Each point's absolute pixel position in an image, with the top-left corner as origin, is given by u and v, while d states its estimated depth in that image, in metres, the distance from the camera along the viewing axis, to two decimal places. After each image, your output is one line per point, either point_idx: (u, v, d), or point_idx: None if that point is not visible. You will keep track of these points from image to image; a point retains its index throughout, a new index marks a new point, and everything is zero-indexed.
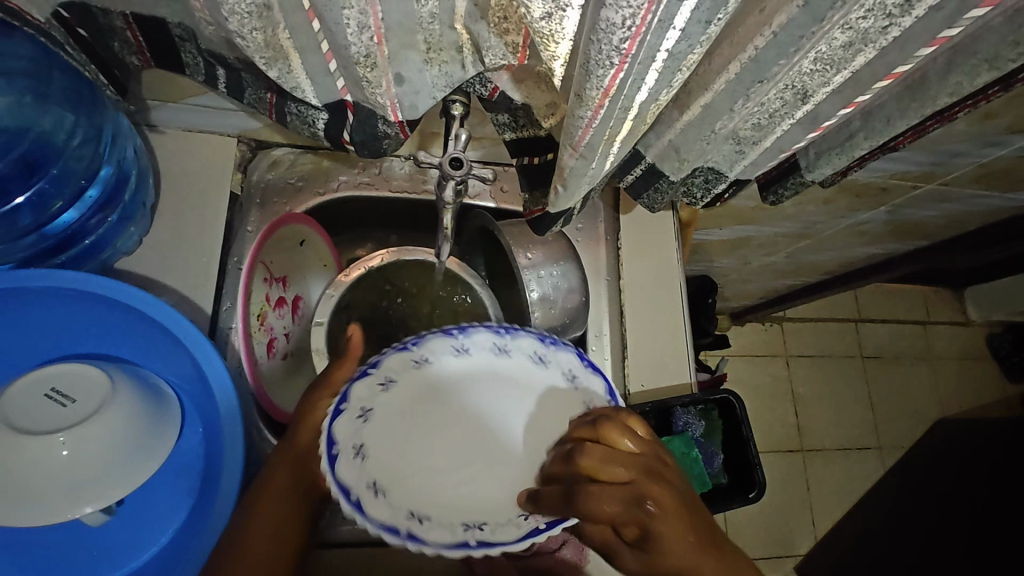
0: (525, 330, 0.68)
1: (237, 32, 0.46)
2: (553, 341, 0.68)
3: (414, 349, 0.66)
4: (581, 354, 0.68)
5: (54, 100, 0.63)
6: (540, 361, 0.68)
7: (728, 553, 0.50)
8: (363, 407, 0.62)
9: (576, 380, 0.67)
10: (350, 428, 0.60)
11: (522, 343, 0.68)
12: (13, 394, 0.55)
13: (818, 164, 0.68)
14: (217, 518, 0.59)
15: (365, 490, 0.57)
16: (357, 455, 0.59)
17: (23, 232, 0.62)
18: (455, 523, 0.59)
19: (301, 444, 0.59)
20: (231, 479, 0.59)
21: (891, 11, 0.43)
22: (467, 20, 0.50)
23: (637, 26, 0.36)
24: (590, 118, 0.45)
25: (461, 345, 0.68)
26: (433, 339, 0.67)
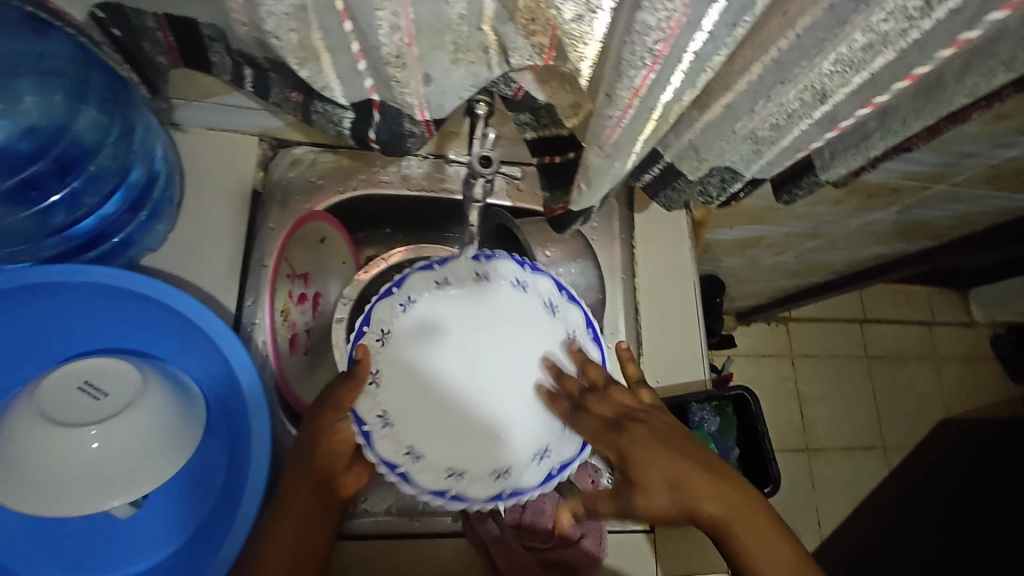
0: (453, 256, 0.72)
1: (273, 32, 0.48)
2: (486, 257, 0.71)
3: (371, 328, 0.68)
4: (518, 259, 0.72)
5: (89, 101, 0.65)
6: (484, 277, 0.73)
7: (716, 464, 0.59)
8: (380, 411, 0.66)
9: (525, 283, 0.73)
10: (390, 443, 0.65)
11: (461, 268, 0.72)
12: (50, 387, 0.57)
13: (834, 163, 0.68)
14: (242, 518, 0.57)
15: (447, 481, 0.64)
16: (410, 457, 0.65)
17: (59, 229, 0.66)
18: (523, 454, 0.67)
19: (326, 443, 0.60)
20: (259, 478, 0.58)
21: (912, 14, 0.44)
22: (496, 22, 0.51)
23: (671, 28, 0.38)
24: (619, 117, 0.47)
25: (406, 299, 0.71)
26: (378, 308, 0.69)
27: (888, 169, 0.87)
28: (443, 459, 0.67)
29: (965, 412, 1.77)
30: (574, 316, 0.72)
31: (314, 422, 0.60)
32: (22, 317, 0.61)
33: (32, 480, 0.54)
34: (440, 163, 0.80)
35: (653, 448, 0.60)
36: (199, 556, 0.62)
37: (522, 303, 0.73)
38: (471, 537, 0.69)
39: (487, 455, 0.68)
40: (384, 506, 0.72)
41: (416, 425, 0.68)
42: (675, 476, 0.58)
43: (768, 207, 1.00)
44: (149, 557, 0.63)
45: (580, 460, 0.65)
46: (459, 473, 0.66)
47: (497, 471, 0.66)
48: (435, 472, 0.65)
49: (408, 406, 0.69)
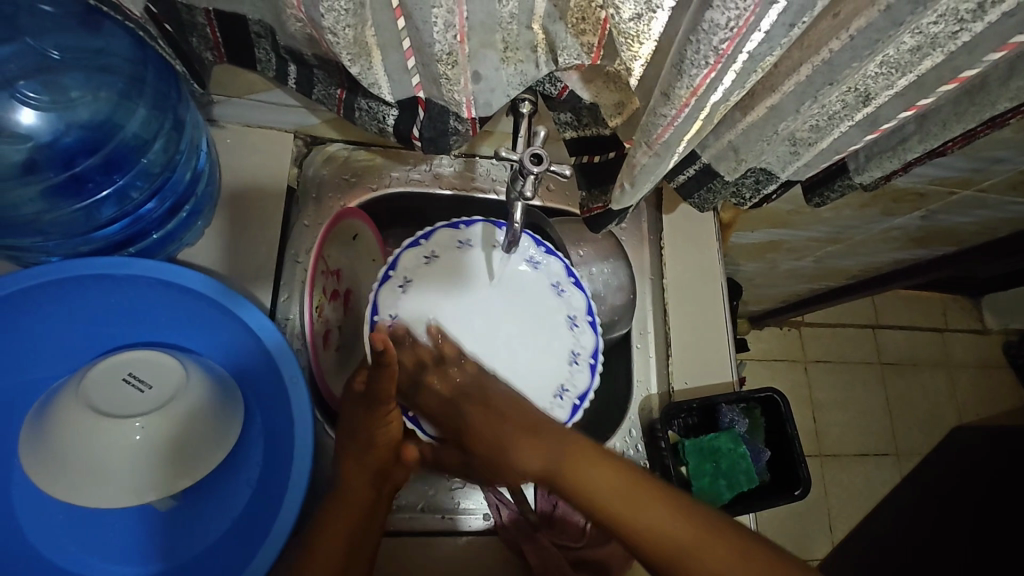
0: (433, 228, 0.74)
1: (330, 28, 0.47)
2: (466, 223, 0.74)
3: (380, 317, 0.70)
4: (497, 223, 0.75)
5: (143, 100, 0.65)
6: (467, 244, 0.74)
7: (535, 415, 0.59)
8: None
9: (505, 243, 0.75)
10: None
11: (443, 237, 0.74)
12: (94, 377, 0.58)
13: (869, 167, 0.68)
14: (286, 513, 0.57)
15: None
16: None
17: (102, 225, 0.66)
18: (547, 399, 0.70)
19: (380, 436, 0.63)
20: (298, 477, 0.58)
21: (963, 16, 0.44)
22: (546, 21, 0.52)
23: (739, 27, 0.39)
24: (673, 116, 0.47)
25: (402, 280, 0.71)
26: (381, 295, 0.70)
27: (917, 175, 0.87)
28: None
29: (978, 419, 1.77)
30: (556, 268, 0.75)
31: (367, 414, 0.62)
32: (67, 309, 0.61)
33: (74, 471, 0.55)
34: (471, 163, 0.81)
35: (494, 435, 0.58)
36: (238, 551, 0.62)
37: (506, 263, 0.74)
38: (500, 534, 0.70)
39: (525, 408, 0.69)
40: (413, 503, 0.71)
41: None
42: (510, 449, 0.57)
43: (792, 211, 1.00)
44: (184, 551, 0.63)
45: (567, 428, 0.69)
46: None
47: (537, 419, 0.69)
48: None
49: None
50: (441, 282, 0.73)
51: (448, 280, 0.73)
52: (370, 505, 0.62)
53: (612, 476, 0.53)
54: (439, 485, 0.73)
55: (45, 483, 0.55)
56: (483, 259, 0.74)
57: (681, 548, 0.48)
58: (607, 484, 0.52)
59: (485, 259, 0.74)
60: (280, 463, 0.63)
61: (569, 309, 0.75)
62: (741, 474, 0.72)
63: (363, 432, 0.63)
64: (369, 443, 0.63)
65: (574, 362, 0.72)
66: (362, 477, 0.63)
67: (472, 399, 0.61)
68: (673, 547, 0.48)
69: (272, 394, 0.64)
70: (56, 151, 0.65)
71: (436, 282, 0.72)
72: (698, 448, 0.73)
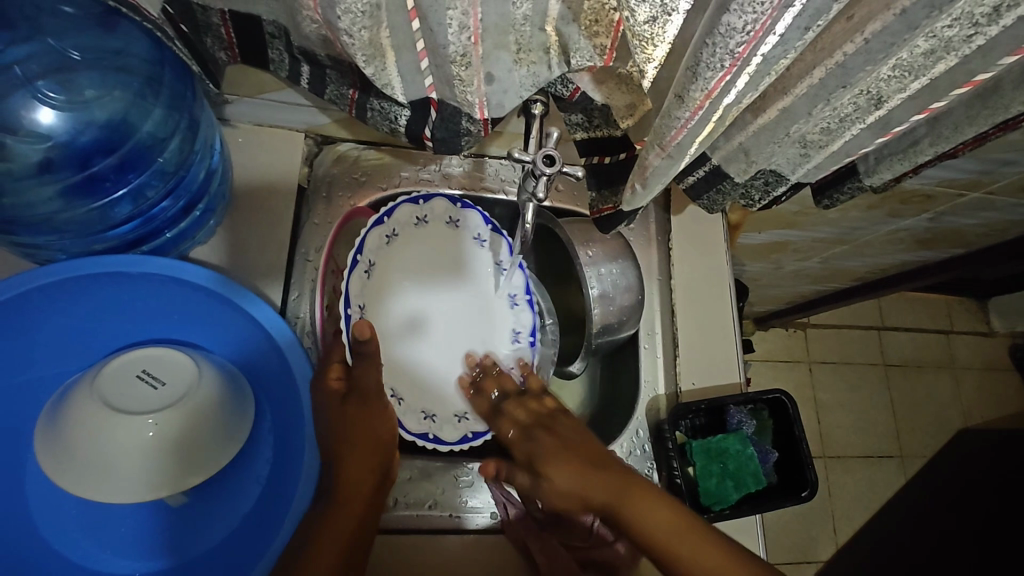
0: (394, 203, 0.73)
1: (346, 29, 0.47)
2: (425, 198, 0.74)
3: (353, 310, 0.67)
4: (451, 198, 0.76)
5: (160, 100, 0.65)
6: (423, 220, 0.75)
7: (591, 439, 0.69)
8: (390, 388, 0.71)
9: (458, 221, 0.77)
10: (411, 416, 0.72)
11: (404, 214, 0.73)
12: (107, 374, 0.58)
13: (879, 169, 0.68)
14: (299, 500, 0.59)
15: (462, 426, 0.73)
16: (429, 420, 0.72)
17: (116, 223, 0.67)
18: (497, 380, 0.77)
19: (381, 435, 0.63)
20: (312, 467, 0.60)
21: (978, 21, 0.44)
22: (559, 23, 0.52)
23: (756, 31, 0.39)
24: (687, 119, 0.48)
25: (368, 264, 0.70)
26: (352, 284, 0.68)
27: (926, 176, 0.87)
28: (452, 405, 0.75)
29: (984, 422, 1.76)
30: (501, 248, 0.79)
31: (359, 410, 0.63)
32: (81, 305, 0.61)
33: (90, 465, 0.55)
34: (480, 163, 0.81)
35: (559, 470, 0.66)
36: (248, 547, 0.62)
37: (456, 241, 0.78)
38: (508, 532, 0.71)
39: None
40: (423, 501, 0.71)
41: (419, 386, 0.74)
42: (574, 479, 0.64)
43: (799, 212, 1.00)
44: (193, 547, 0.64)
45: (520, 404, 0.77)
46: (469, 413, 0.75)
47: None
48: (451, 422, 0.73)
49: (407, 373, 0.74)
50: (397, 264, 0.75)
51: (404, 260, 0.75)
52: (370, 505, 0.60)
53: (670, 518, 0.58)
54: (447, 483, 0.72)
55: (60, 477, 0.55)
56: (435, 235, 0.77)
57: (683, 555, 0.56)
58: (664, 523, 0.58)
59: (437, 235, 0.77)
60: (293, 459, 0.64)
61: (510, 286, 0.80)
62: (749, 474, 0.73)
63: (354, 428, 0.62)
64: (362, 439, 0.62)
65: (516, 341, 0.79)
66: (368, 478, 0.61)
67: (545, 428, 0.70)
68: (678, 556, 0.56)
69: (283, 392, 0.65)
70: (72, 150, 0.65)
71: (393, 263, 0.74)
72: (707, 448, 0.74)
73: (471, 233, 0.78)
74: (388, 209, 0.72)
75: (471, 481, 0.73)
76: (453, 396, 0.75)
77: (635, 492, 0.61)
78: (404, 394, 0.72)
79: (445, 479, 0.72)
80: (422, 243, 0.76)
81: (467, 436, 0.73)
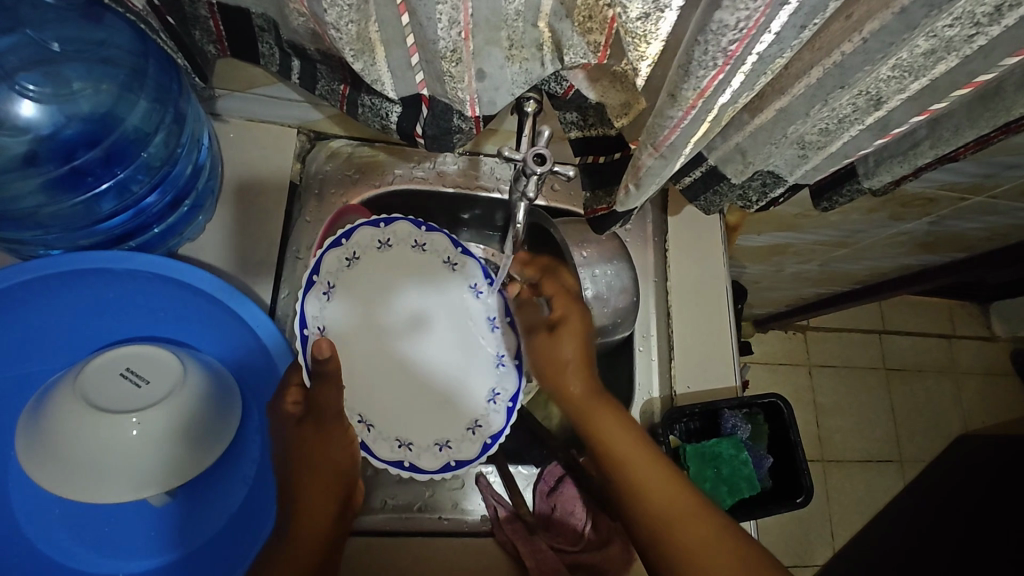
0: (354, 225, 0.71)
1: (333, 23, 0.47)
2: (386, 220, 0.72)
3: (311, 330, 0.67)
4: (415, 221, 0.74)
5: (143, 93, 0.64)
6: (385, 244, 0.73)
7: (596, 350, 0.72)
8: (358, 415, 0.68)
9: (425, 243, 0.75)
10: (384, 443, 0.68)
11: (364, 237, 0.71)
12: (90, 371, 0.57)
13: (878, 171, 0.67)
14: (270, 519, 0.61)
15: (443, 455, 0.69)
16: (404, 448, 0.69)
17: (102, 218, 0.65)
18: (480, 407, 0.73)
19: (337, 462, 0.61)
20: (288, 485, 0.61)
21: (980, 20, 0.43)
22: (551, 19, 0.51)
23: (749, 28, 0.37)
24: (680, 118, 0.46)
25: (327, 286, 0.69)
26: (308, 306, 0.67)
27: (928, 179, 0.86)
28: (429, 434, 0.71)
29: (984, 427, 1.75)
30: (473, 269, 0.77)
31: (315, 436, 0.61)
32: (66, 301, 0.61)
33: (71, 464, 0.55)
34: (475, 161, 0.80)
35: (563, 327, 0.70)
36: (234, 548, 0.62)
37: (425, 265, 0.76)
38: (497, 535, 0.70)
39: (459, 416, 0.72)
40: (412, 502, 0.71)
41: (392, 414, 0.71)
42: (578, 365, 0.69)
43: (798, 215, 0.99)
44: (178, 547, 0.63)
45: (508, 429, 0.71)
46: (449, 442, 0.71)
47: (472, 426, 0.72)
48: (431, 450, 0.70)
49: (376, 401, 0.71)
50: (364, 289, 0.72)
51: (369, 285, 0.73)
52: (328, 542, 0.59)
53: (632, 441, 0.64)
54: (437, 485, 0.72)
55: (41, 475, 0.55)
56: (399, 259, 0.74)
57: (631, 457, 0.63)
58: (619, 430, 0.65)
59: (403, 259, 0.75)
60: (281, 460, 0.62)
61: (488, 309, 0.77)
62: (743, 480, 0.71)
63: (311, 457, 0.60)
64: (319, 464, 0.60)
65: (499, 364, 0.75)
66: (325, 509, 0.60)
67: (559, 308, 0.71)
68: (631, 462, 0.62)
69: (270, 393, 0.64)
70: (56, 142, 0.65)
71: (358, 287, 0.72)
72: (700, 453, 0.73)
73: (440, 254, 0.76)
74: (346, 230, 0.70)
75: (460, 484, 0.72)
76: (430, 425, 0.71)
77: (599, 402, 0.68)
78: (375, 421, 0.69)
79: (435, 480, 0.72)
80: (388, 266, 0.74)
81: (449, 464, 0.69)
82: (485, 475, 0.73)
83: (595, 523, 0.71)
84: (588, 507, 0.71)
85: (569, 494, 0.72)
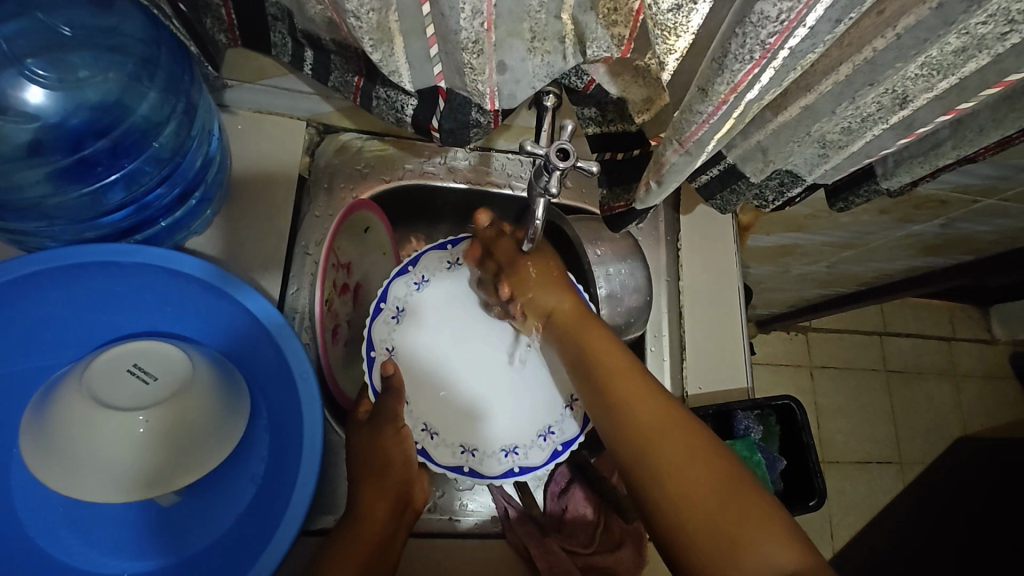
0: (421, 253, 0.76)
1: (353, 11, 0.45)
2: (452, 243, 0.77)
3: (378, 352, 0.71)
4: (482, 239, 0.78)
5: (155, 82, 0.63)
6: (455, 264, 0.78)
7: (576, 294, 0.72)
8: (422, 423, 0.70)
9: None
10: (445, 449, 0.70)
11: (431, 261, 0.76)
12: (98, 367, 0.56)
13: (897, 172, 0.66)
14: (288, 525, 0.53)
15: (509, 460, 0.70)
16: (466, 453, 0.70)
17: (109, 210, 0.63)
18: (554, 413, 0.73)
19: (393, 456, 0.64)
20: (305, 486, 0.54)
21: (1014, 17, 0.41)
22: (576, 10, 0.49)
23: (790, 21, 0.36)
24: (710, 113, 0.45)
25: (394, 309, 0.73)
26: (375, 329, 0.71)
27: (941, 181, 0.85)
28: (500, 439, 0.72)
29: (984, 430, 1.75)
30: None
31: (370, 438, 0.64)
32: (74, 295, 0.59)
33: (73, 464, 0.54)
34: (487, 156, 0.79)
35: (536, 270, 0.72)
36: (240, 548, 0.60)
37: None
38: (508, 538, 0.68)
39: (533, 423, 0.73)
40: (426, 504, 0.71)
41: (461, 424, 0.72)
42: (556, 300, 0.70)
43: (810, 215, 0.98)
44: (182, 548, 0.62)
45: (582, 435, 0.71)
46: (517, 448, 0.71)
47: (544, 432, 0.72)
48: (495, 456, 0.71)
49: (446, 412, 0.72)
50: (436, 307, 0.76)
51: (441, 305, 0.76)
52: (386, 529, 0.59)
53: (642, 389, 0.61)
54: (449, 487, 0.72)
55: (45, 475, 0.54)
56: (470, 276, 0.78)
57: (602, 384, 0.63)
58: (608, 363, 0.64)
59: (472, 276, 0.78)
60: (287, 459, 0.61)
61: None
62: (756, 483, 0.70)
63: (373, 455, 0.63)
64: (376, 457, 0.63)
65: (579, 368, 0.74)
66: (382, 504, 0.60)
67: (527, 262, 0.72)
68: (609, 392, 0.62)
69: (280, 392, 0.63)
70: (63, 131, 0.63)
71: (427, 309, 0.76)
72: None
73: None
74: (412, 258, 0.75)
75: (470, 485, 0.72)
76: (501, 432, 0.72)
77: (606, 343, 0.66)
78: (440, 430, 0.71)
79: (448, 483, 0.72)
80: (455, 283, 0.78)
81: (513, 470, 0.70)
82: None
83: (607, 526, 0.69)
84: (599, 507, 0.71)
85: (581, 495, 0.72)
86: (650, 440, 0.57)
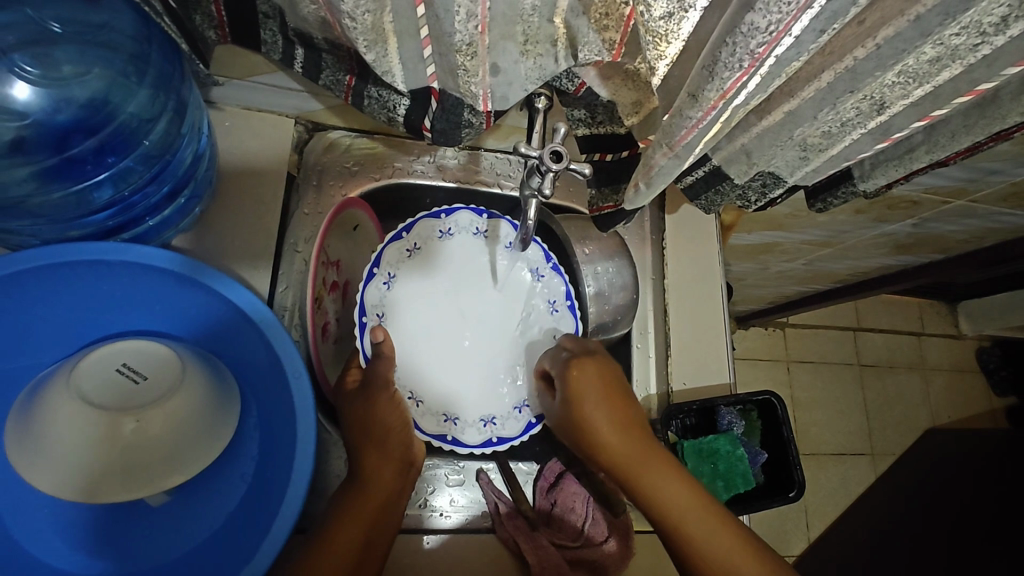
0: (415, 219, 0.75)
1: (349, 13, 0.45)
2: (446, 212, 0.76)
3: (368, 317, 0.71)
4: (476, 210, 0.78)
5: (145, 81, 0.61)
6: (447, 233, 0.77)
7: (627, 402, 0.64)
8: (409, 391, 0.72)
9: (484, 232, 0.78)
10: (430, 417, 0.72)
11: (424, 228, 0.75)
12: (85, 367, 0.55)
13: (873, 174, 0.68)
14: (284, 516, 0.54)
15: (488, 431, 0.74)
16: (449, 422, 0.73)
17: (93, 210, 0.62)
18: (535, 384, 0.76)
19: (392, 423, 0.64)
20: (304, 464, 0.55)
21: (986, 30, 0.43)
22: (568, 15, 0.50)
23: (778, 31, 0.38)
24: (698, 119, 0.47)
25: (387, 276, 0.73)
26: (368, 294, 0.71)
27: (914, 183, 0.88)
28: (479, 410, 0.75)
29: (952, 422, 1.81)
30: (535, 254, 0.78)
31: (365, 406, 0.64)
32: (60, 294, 0.58)
33: (62, 464, 0.54)
34: (476, 155, 0.80)
35: (590, 372, 0.65)
36: (229, 548, 0.60)
37: (483, 249, 0.78)
38: (498, 532, 0.70)
39: (513, 396, 0.76)
40: (415, 500, 0.71)
41: (445, 392, 0.74)
42: (607, 422, 0.62)
43: (789, 214, 1.01)
44: (172, 549, 0.61)
45: None
46: (495, 418, 0.74)
47: (521, 405, 0.75)
48: (476, 425, 0.74)
49: (431, 379, 0.74)
50: (427, 279, 0.76)
51: (431, 274, 0.76)
52: (388, 499, 0.60)
53: (672, 484, 0.58)
54: (438, 484, 0.73)
55: (33, 477, 0.54)
56: (462, 245, 0.78)
57: (632, 479, 0.60)
58: (644, 464, 0.60)
59: (463, 247, 0.78)
60: (277, 456, 0.61)
61: (550, 293, 0.78)
62: (738, 476, 0.72)
63: (368, 422, 0.63)
64: (373, 425, 0.63)
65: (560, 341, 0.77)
66: (387, 470, 0.61)
67: (577, 381, 0.65)
68: (651, 495, 0.58)
69: (270, 390, 0.62)
70: (48, 128, 0.62)
71: (419, 277, 0.76)
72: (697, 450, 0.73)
73: (498, 237, 0.78)
74: (408, 225, 0.74)
75: (460, 480, 0.74)
76: (482, 402, 0.75)
77: (652, 458, 0.60)
78: (425, 396, 0.73)
79: (439, 480, 0.73)
80: (444, 251, 0.77)
81: (491, 440, 0.74)
82: (486, 471, 0.74)
83: (594, 520, 0.71)
84: (587, 503, 0.72)
85: (569, 490, 0.73)
86: (704, 543, 0.55)
